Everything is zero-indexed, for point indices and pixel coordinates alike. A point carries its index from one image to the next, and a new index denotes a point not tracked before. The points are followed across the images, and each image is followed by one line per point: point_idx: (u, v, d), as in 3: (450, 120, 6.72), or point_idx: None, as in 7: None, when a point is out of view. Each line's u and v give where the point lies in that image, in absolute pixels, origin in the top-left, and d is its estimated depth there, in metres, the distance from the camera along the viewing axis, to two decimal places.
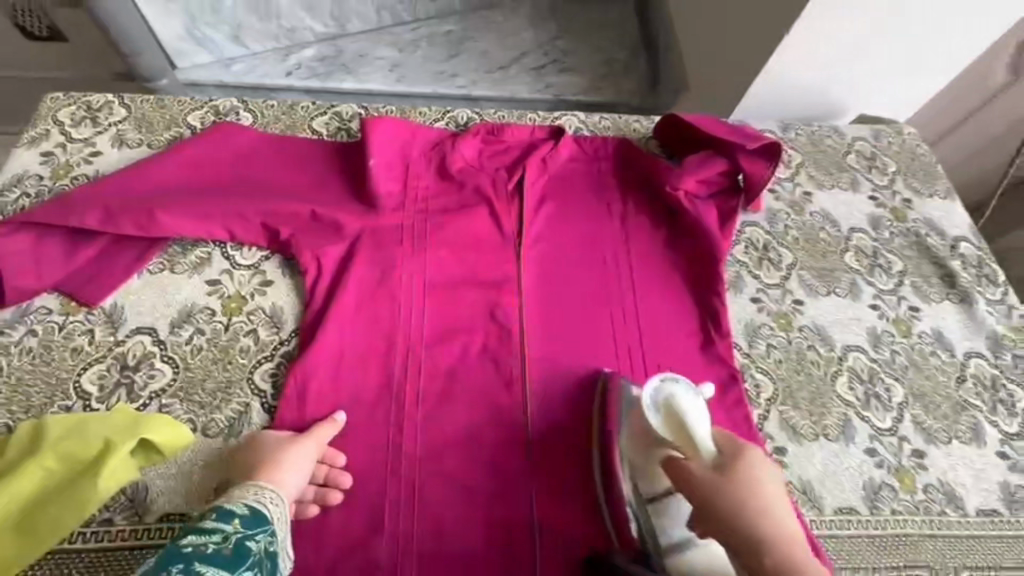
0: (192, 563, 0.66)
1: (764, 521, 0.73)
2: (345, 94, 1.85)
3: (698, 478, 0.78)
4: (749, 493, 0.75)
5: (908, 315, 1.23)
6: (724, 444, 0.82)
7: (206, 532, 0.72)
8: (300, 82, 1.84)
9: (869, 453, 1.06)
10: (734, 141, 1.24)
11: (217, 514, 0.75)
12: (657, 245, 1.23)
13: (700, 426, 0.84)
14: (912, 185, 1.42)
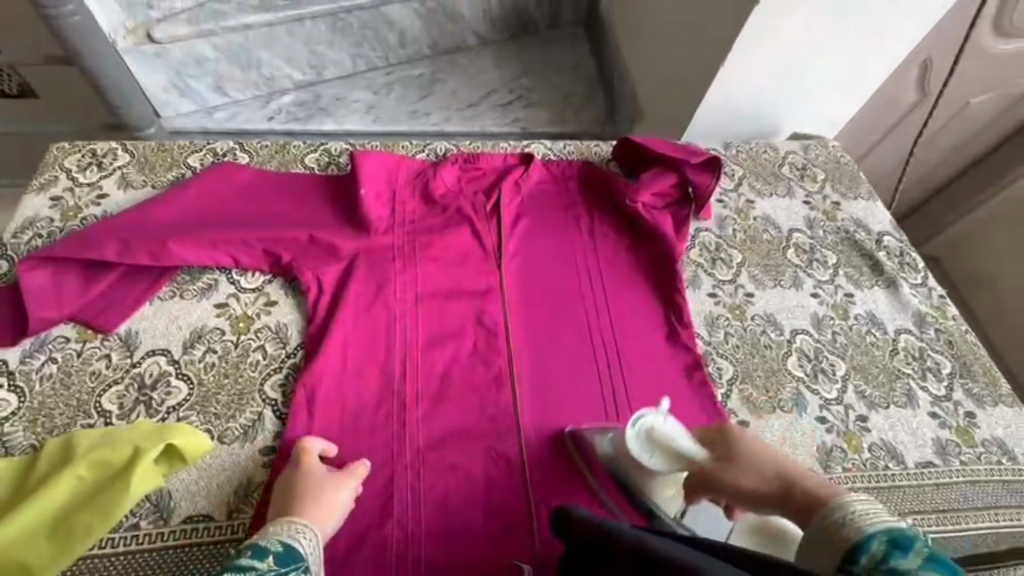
0: None
1: (781, 472, 0.64)
2: (262, 124, 1.91)
3: (717, 475, 0.66)
4: (753, 460, 0.66)
5: (845, 301, 1.09)
6: (712, 436, 0.71)
7: (241, 569, 0.58)
8: (222, 114, 1.91)
9: (818, 420, 0.93)
10: (682, 160, 1.07)
11: (251, 550, 0.60)
12: (621, 250, 1.07)
13: (681, 440, 0.74)
14: (839, 189, 1.28)
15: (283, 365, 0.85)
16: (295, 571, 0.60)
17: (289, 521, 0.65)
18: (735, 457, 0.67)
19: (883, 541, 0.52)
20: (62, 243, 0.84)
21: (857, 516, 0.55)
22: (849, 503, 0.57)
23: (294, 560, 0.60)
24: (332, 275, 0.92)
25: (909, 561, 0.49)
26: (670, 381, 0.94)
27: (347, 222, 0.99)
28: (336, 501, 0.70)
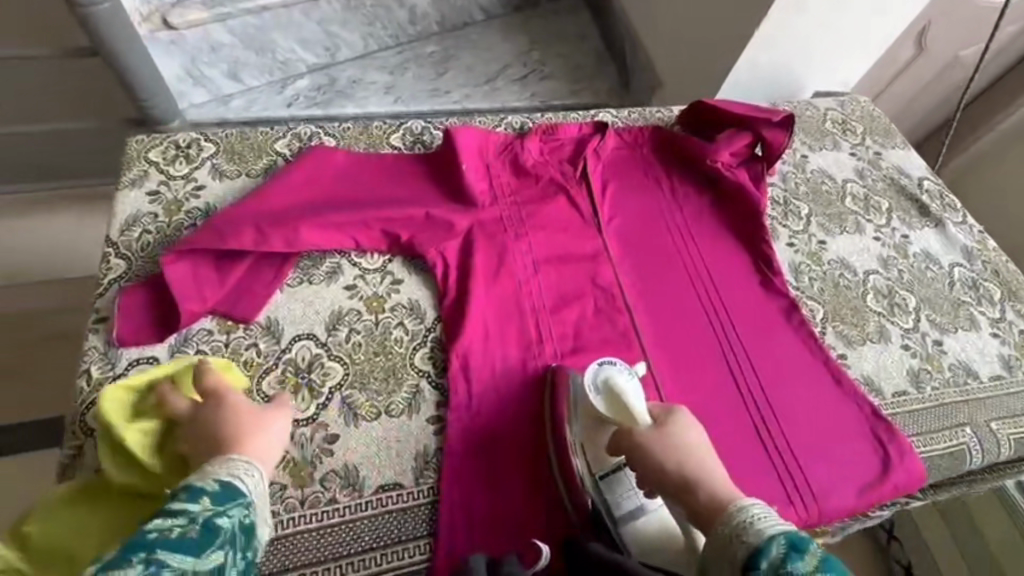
0: (155, 549, 0.52)
1: (700, 465, 0.68)
2: (283, 111, 1.84)
3: (643, 442, 0.70)
4: (680, 445, 0.70)
5: (903, 241, 1.19)
6: (658, 408, 0.74)
7: (172, 514, 0.56)
8: (238, 103, 1.82)
9: (903, 347, 1.03)
10: (756, 120, 1.13)
11: (185, 493, 0.58)
12: (705, 208, 1.14)
13: (637, 400, 0.75)
14: (878, 140, 1.37)
15: (427, 339, 0.88)
16: (235, 507, 0.60)
17: (231, 460, 0.64)
18: (668, 434, 0.71)
19: (783, 544, 0.56)
20: (195, 236, 0.83)
21: (754, 522, 0.60)
22: (746, 510, 0.62)
23: (233, 497, 0.60)
24: (453, 250, 0.95)
25: (806, 562, 0.54)
26: (773, 323, 1.01)
27: (452, 198, 1.01)
28: (272, 432, 0.71)
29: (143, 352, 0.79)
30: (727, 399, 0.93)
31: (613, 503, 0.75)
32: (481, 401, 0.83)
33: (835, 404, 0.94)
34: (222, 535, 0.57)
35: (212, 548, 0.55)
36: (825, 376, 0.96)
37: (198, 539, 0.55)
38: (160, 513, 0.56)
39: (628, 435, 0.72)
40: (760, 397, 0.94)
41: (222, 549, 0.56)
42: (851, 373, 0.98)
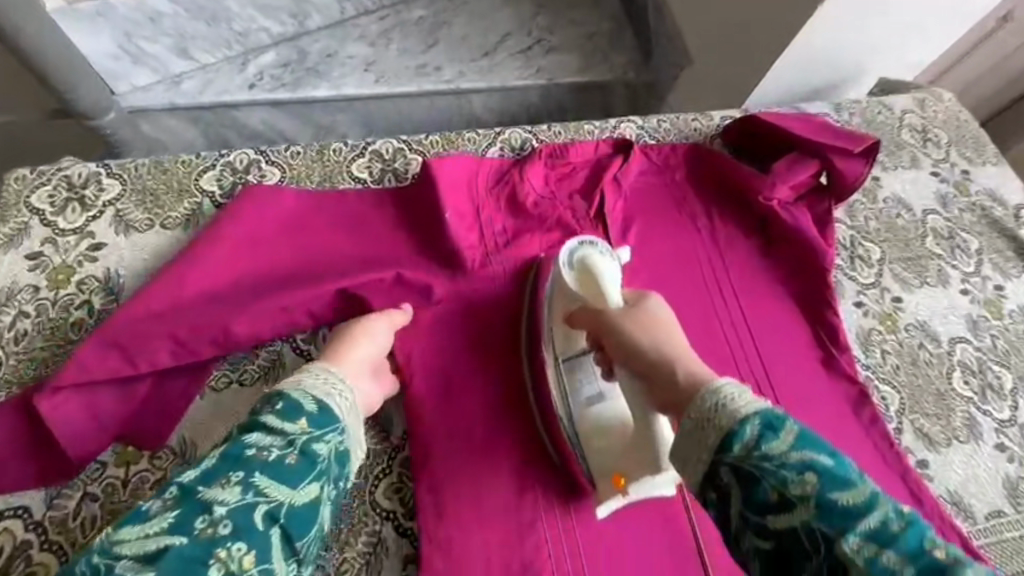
0: (253, 471, 0.55)
1: (676, 346, 0.59)
2: (244, 94, 1.36)
3: (613, 320, 0.63)
4: (656, 325, 0.61)
5: (996, 295, 0.96)
6: (634, 294, 0.67)
7: (272, 432, 0.58)
8: (189, 84, 1.34)
9: (998, 448, 0.82)
10: (827, 147, 0.89)
11: (282, 404, 0.59)
12: (753, 256, 0.90)
13: (613, 288, 0.69)
14: (965, 154, 1.10)
15: (392, 466, 0.69)
16: (331, 433, 0.60)
17: (328, 373, 0.63)
18: (641, 313, 0.62)
19: (757, 425, 0.47)
20: (90, 352, 0.64)
21: (728, 401, 0.49)
22: (723, 385, 0.51)
23: (329, 423, 0.60)
24: (435, 333, 0.74)
25: (781, 443, 0.46)
26: (833, 418, 0.80)
27: (432, 256, 0.78)
28: (364, 343, 0.68)
29: (18, 498, 0.62)
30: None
31: (571, 387, 0.70)
32: (456, 520, 0.66)
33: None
34: (317, 464, 0.58)
35: (307, 480, 0.57)
36: (902, 495, 0.76)
37: (294, 467, 0.56)
38: (253, 426, 0.58)
39: (591, 313, 0.66)
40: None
41: (317, 480, 0.58)
42: (932, 488, 0.78)
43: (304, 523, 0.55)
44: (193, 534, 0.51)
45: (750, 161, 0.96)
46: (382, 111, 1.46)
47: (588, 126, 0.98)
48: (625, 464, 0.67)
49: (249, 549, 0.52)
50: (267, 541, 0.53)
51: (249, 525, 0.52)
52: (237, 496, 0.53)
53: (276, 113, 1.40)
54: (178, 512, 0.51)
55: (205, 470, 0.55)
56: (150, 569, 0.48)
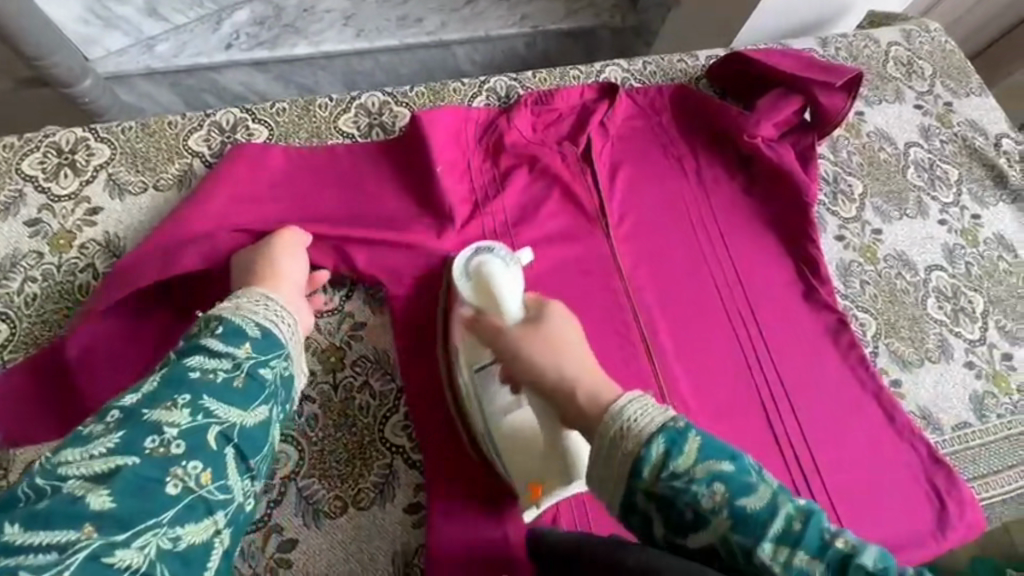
0: (201, 395, 0.55)
1: (576, 368, 0.62)
2: (220, 55, 1.32)
3: (518, 346, 0.65)
4: (561, 341, 0.64)
5: (973, 224, 0.99)
6: (534, 303, 0.68)
7: (215, 355, 0.58)
8: (162, 46, 1.31)
9: (967, 366, 0.87)
10: (811, 81, 0.89)
11: (224, 330, 0.60)
12: (737, 196, 0.92)
13: (513, 290, 0.68)
14: (949, 86, 1.11)
15: (399, 404, 0.71)
16: (276, 358, 0.62)
17: (268, 300, 0.64)
18: (539, 323, 0.66)
19: (661, 445, 0.52)
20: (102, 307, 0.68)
21: (633, 425, 0.54)
22: (624, 404, 0.56)
23: (274, 347, 0.62)
24: (431, 280, 0.77)
25: (687, 459, 0.51)
26: (811, 343, 0.85)
27: (423, 206, 0.80)
28: (295, 260, 0.70)
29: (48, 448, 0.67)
30: (760, 447, 0.79)
31: (479, 397, 0.68)
32: (459, 447, 0.69)
33: (885, 448, 0.80)
34: (266, 387, 0.60)
35: (257, 401, 0.58)
36: (875, 413, 0.82)
37: (242, 390, 0.58)
38: (195, 348, 0.59)
39: (495, 332, 0.67)
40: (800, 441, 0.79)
41: (267, 402, 0.59)
42: (905, 405, 0.83)
43: (256, 442, 0.57)
44: (144, 454, 0.51)
45: (735, 102, 0.97)
46: (364, 66, 1.42)
47: (572, 72, 0.98)
48: (543, 471, 0.66)
49: (205, 467, 0.53)
50: (221, 460, 0.54)
51: (202, 444, 0.53)
52: (186, 416, 0.54)
53: (256, 73, 1.37)
54: (124, 433, 0.51)
55: (146, 394, 0.55)
56: (102, 488, 0.48)
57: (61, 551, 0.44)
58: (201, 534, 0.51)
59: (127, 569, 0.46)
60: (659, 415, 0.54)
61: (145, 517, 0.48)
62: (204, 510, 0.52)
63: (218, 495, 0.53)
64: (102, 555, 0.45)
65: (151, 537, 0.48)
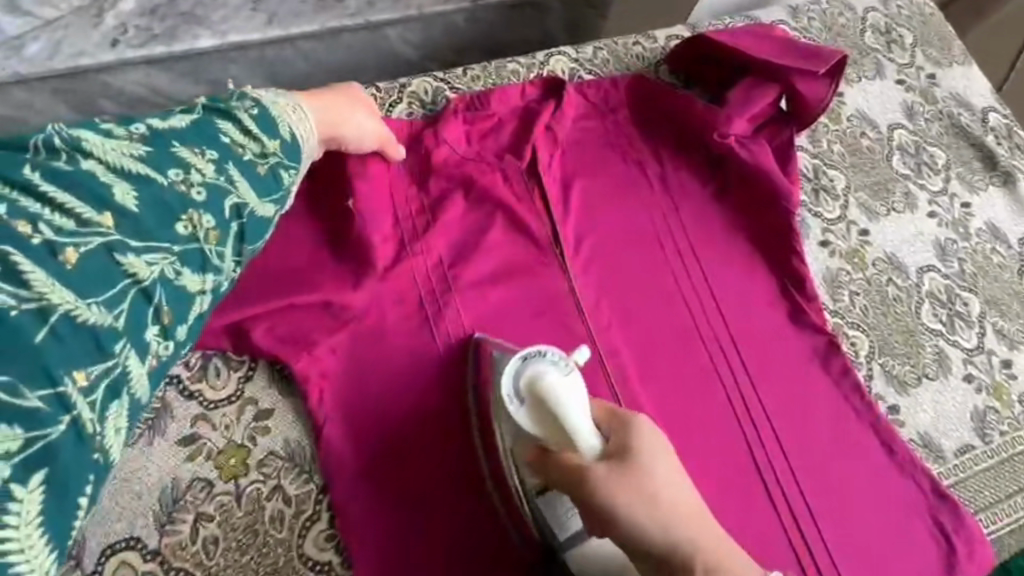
0: (228, 159, 0.55)
1: (681, 521, 0.51)
2: (107, 55, 0.82)
3: (597, 484, 0.51)
4: (656, 477, 0.52)
5: (964, 213, 0.89)
6: (608, 421, 0.54)
7: (247, 133, 0.57)
8: (32, 46, 0.79)
9: (966, 380, 0.79)
10: (788, 66, 0.78)
11: (258, 113, 0.58)
12: (709, 204, 0.79)
13: (576, 410, 0.52)
14: (931, 55, 1.00)
15: (320, 511, 0.59)
16: (294, 168, 0.59)
17: (305, 116, 0.61)
18: (623, 454, 0.52)
19: None
20: None
21: None
22: None
23: (295, 157, 0.60)
24: (352, 347, 0.63)
25: None
26: (801, 371, 0.75)
27: (337, 258, 0.66)
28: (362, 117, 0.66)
29: None
30: (749, 494, 0.69)
31: (551, 521, 0.57)
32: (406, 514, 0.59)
33: (884, 478, 0.71)
34: (282, 190, 0.58)
35: (271, 197, 0.57)
36: (873, 442, 0.73)
37: (264, 178, 0.57)
38: (227, 117, 0.57)
39: (569, 475, 0.52)
40: (791, 485, 0.70)
41: (276, 203, 0.58)
42: (903, 434, 0.75)
43: (259, 232, 0.56)
44: (168, 179, 0.52)
45: (701, 93, 0.84)
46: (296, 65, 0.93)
47: (512, 65, 0.83)
48: None
49: (215, 227, 0.54)
50: (228, 229, 0.54)
51: (220, 206, 0.54)
52: (209, 173, 0.54)
53: (163, 74, 0.86)
54: (150, 151, 0.52)
55: (180, 129, 0.55)
56: (127, 185, 0.50)
57: (80, 226, 0.47)
58: (193, 286, 0.52)
59: (132, 276, 0.49)
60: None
61: (162, 233, 0.51)
62: (203, 265, 0.53)
63: (215, 260, 0.54)
64: (115, 251, 0.48)
65: (160, 260, 0.50)
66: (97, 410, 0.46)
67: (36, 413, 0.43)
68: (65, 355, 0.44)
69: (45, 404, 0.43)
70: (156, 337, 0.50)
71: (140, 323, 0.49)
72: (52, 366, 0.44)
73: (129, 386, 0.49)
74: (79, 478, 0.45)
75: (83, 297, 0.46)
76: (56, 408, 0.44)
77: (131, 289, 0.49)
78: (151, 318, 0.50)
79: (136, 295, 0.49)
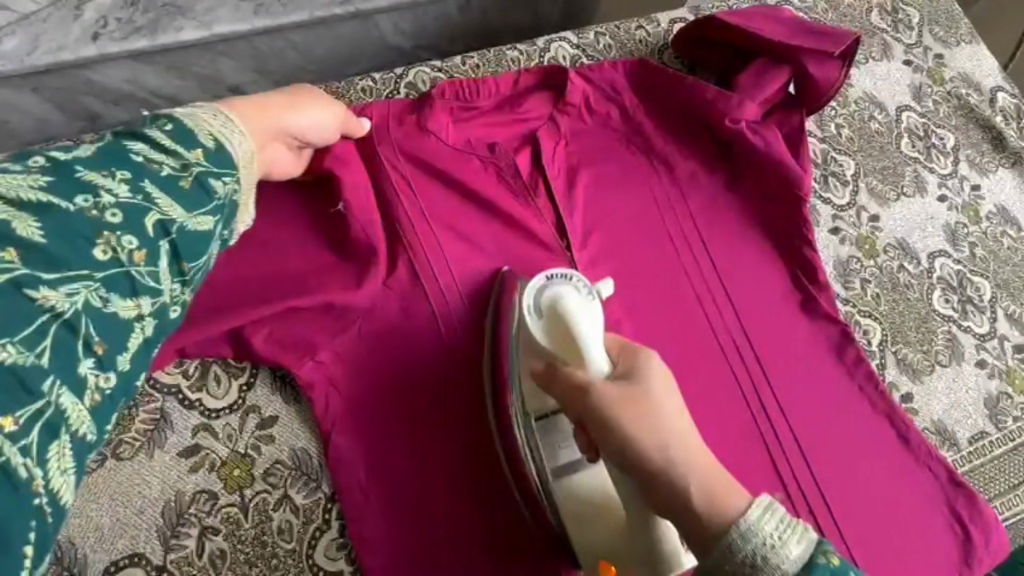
0: (144, 177, 0.47)
1: (679, 442, 0.45)
2: (88, 49, 0.77)
3: (592, 394, 0.47)
4: (656, 396, 0.46)
5: (974, 196, 0.88)
6: (620, 351, 0.51)
7: (163, 148, 0.49)
8: (9, 41, 0.74)
9: (979, 366, 0.78)
10: (800, 47, 0.76)
11: (174, 126, 0.51)
12: (718, 192, 0.78)
13: (591, 339, 0.50)
14: (938, 35, 0.97)
15: (329, 519, 0.57)
16: (228, 177, 0.52)
17: (230, 123, 0.54)
18: (625, 373, 0.48)
19: None
20: None
21: (774, 553, 0.41)
22: (760, 526, 0.42)
23: (226, 165, 0.52)
24: (357, 350, 0.61)
25: None
26: (813, 360, 0.73)
27: (339, 259, 0.64)
28: (308, 111, 0.61)
29: None
30: (749, 469, 0.68)
31: (546, 450, 0.56)
32: (415, 492, 0.58)
33: (895, 460, 0.71)
34: (215, 199, 0.50)
35: (202, 208, 0.49)
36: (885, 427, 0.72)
37: (189, 192, 0.49)
38: (137, 136, 0.50)
39: (574, 390, 0.48)
40: (805, 476, 0.69)
41: (211, 214, 0.50)
42: (918, 423, 0.74)
43: (199, 248, 0.49)
44: (75, 205, 0.44)
45: (706, 77, 0.82)
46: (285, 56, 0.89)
47: (511, 53, 0.80)
48: (616, 553, 0.53)
49: (140, 247, 0.46)
50: (157, 249, 0.47)
51: (141, 226, 0.46)
52: (126, 192, 0.46)
53: (149, 68, 0.83)
54: (52, 178, 0.44)
55: (87, 155, 0.47)
56: (26, 216, 0.42)
57: None
58: (127, 312, 0.45)
59: (48, 310, 0.41)
60: (797, 544, 0.41)
61: (74, 262, 0.43)
62: (133, 290, 0.45)
63: (148, 281, 0.46)
64: (23, 286, 0.40)
65: (80, 288, 0.43)
66: (29, 451, 0.39)
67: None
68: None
69: None
70: (90, 371, 0.43)
71: (66, 359, 0.41)
72: None
73: (70, 424, 0.41)
74: (20, 525, 0.38)
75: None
76: None
77: (49, 324, 0.41)
78: (80, 350, 0.42)
79: (58, 329, 0.42)
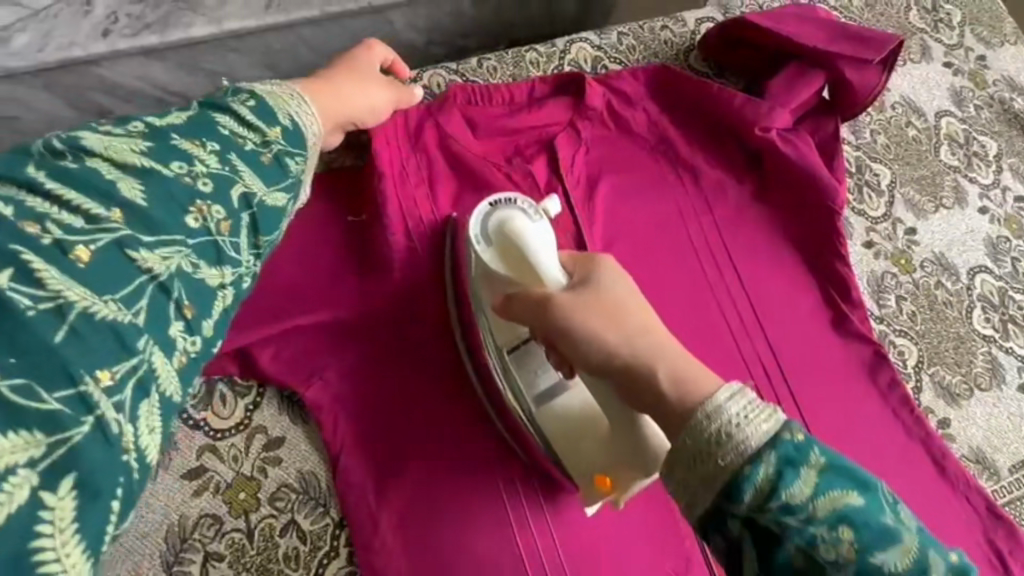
0: (229, 150, 0.47)
1: (644, 340, 0.44)
2: (99, 45, 0.74)
3: (553, 303, 0.47)
4: (614, 301, 0.46)
5: (1017, 209, 0.83)
6: (576, 262, 0.52)
7: (244, 123, 0.49)
8: (20, 39, 0.72)
9: (1021, 391, 0.73)
10: (836, 51, 0.72)
11: (256, 105, 0.50)
12: (745, 202, 0.74)
13: (545, 254, 0.52)
14: (980, 35, 0.92)
15: (337, 545, 0.55)
16: (298, 155, 0.51)
17: (302, 99, 0.54)
18: (585, 282, 0.49)
19: (773, 463, 0.35)
20: None
21: (736, 430, 0.36)
22: (721, 407, 0.38)
23: (298, 145, 0.51)
24: (367, 367, 0.59)
25: (804, 487, 0.34)
26: (836, 370, 0.70)
27: (349, 272, 0.61)
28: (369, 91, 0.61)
29: None
30: None
31: (524, 382, 0.55)
32: (421, 499, 0.56)
33: (919, 461, 0.68)
34: (290, 176, 0.49)
35: (278, 183, 0.48)
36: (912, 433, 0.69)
37: (269, 167, 0.48)
38: (225, 110, 0.49)
39: (534, 302, 0.48)
40: None
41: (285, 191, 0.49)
42: (955, 451, 0.70)
43: (272, 224, 0.47)
44: (172, 172, 0.43)
45: (733, 81, 0.78)
46: (297, 53, 0.85)
47: (530, 54, 0.76)
48: (609, 463, 0.51)
49: (226, 216, 0.45)
50: (239, 220, 0.45)
51: (227, 192, 0.45)
52: (214, 163, 0.45)
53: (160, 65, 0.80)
54: (153, 145, 0.44)
55: (180, 123, 0.47)
56: (134, 180, 0.42)
57: (87, 223, 0.39)
58: (213, 280, 0.43)
59: (147, 271, 0.40)
60: (766, 422, 0.36)
61: (172, 227, 0.42)
62: (218, 259, 0.44)
63: (231, 251, 0.45)
64: (127, 248, 0.40)
65: (175, 253, 0.42)
66: (124, 408, 0.37)
67: (55, 415, 0.34)
68: (85, 355, 0.36)
69: (64, 406, 0.35)
70: (179, 333, 0.41)
71: (162, 320, 0.40)
72: (74, 365, 0.35)
73: (160, 384, 0.39)
74: (108, 481, 0.35)
75: (96, 292, 0.38)
76: (77, 408, 0.35)
77: (148, 285, 0.40)
78: (171, 311, 0.41)
79: (155, 292, 0.40)
